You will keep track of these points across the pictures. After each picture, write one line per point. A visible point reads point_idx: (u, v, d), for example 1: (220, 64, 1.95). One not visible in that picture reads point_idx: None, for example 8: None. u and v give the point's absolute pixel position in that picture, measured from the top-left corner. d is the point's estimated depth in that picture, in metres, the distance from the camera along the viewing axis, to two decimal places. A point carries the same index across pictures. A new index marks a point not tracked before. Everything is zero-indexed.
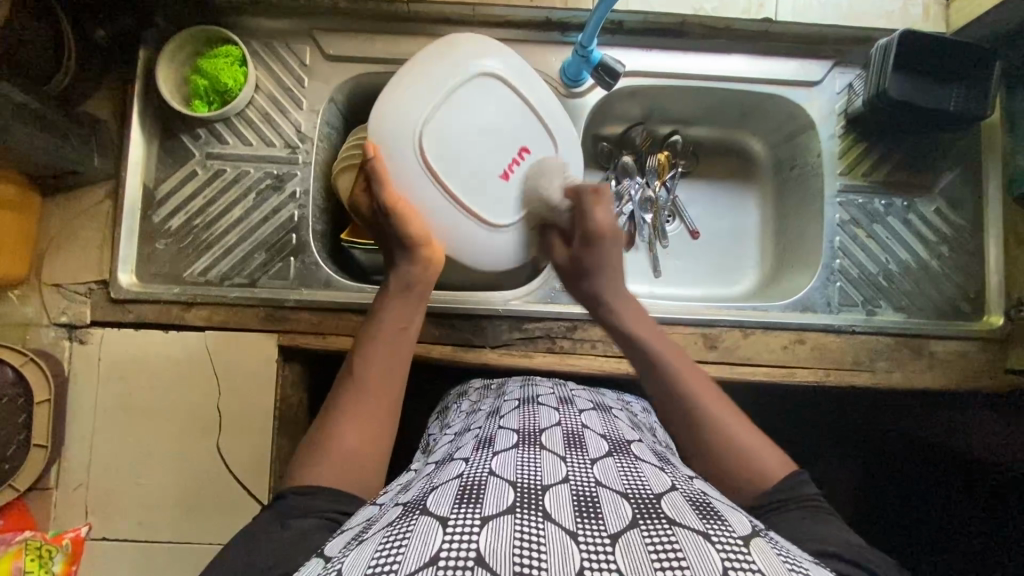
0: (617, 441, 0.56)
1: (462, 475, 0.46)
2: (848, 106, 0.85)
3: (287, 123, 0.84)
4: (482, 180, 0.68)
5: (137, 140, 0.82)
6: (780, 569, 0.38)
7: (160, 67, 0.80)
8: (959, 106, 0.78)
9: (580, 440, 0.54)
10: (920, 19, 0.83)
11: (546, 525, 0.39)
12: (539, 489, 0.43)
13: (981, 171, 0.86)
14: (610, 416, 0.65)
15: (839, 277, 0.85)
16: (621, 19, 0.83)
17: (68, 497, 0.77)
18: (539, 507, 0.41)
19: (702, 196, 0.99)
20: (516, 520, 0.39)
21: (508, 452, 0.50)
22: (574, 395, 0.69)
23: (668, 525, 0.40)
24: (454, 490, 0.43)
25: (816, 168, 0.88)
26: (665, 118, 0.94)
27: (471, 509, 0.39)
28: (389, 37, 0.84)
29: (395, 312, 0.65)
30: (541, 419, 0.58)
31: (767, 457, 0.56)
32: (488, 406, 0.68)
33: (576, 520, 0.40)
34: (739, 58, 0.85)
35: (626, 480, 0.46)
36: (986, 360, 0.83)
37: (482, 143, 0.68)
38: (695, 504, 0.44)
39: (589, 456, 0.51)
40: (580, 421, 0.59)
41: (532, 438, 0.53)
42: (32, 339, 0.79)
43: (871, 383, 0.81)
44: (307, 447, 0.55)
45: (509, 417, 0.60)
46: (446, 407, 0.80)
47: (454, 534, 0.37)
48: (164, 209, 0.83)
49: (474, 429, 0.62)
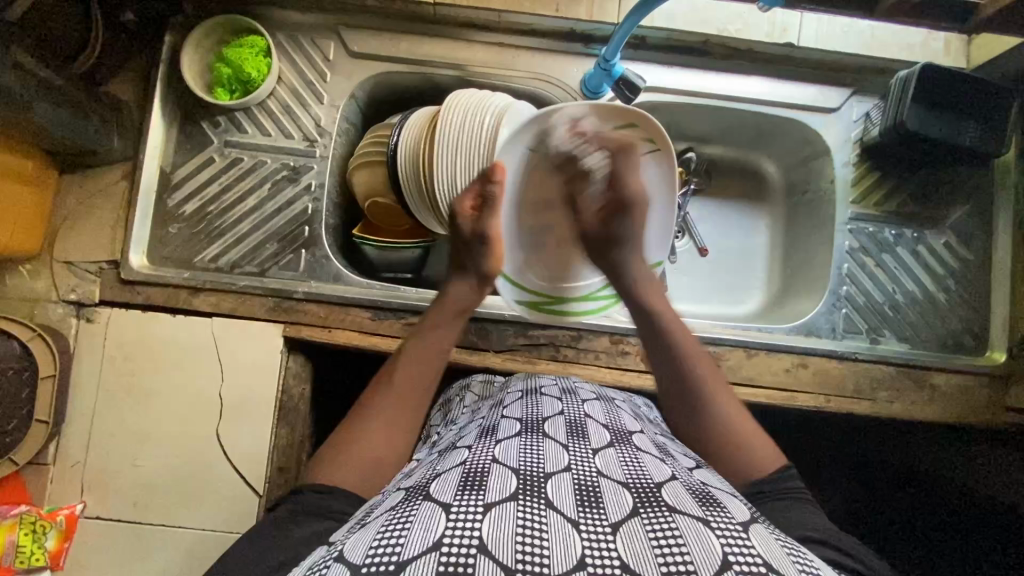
0: (619, 431, 0.56)
1: (466, 463, 0.47)
2: (864, 135, 0.86)
3: (307, 115, 0.85)
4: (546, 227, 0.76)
5: (157, 123, 0.83)
6: (781, 558, 0.38)
7: (185, 53, 0.81)
8: (975, 141, 0.79)
9: (582, 428, 0.54)
10: (941, 53, 0.84)
11: (549, 514, 0.39)
12: (541, 477, 0.43)
13: (992, 207, 0.86)
14: (613, 406, 0.65)
15: (846, 304, 0.85)
16: (645, 35, 0.83)
17: (65, 473, 0.77)
18: (541, 494, 0.41)
19: (715, 215, 0.99)
20: (519, 507, 0.39)
21: (510, 440, 0.50)
22: (577, 386, 0.69)
23: (669, 513, 0.40)
24: (457, 477, 0.44)
25: (829, 195, 0.88)
26: (680, 135, 0.94)
27: (474, 496, 0.40)
28: (414, 38, 0.85)
29: (441, 331, 0.67)
30: (543, 408, 0.59)
31: (761, 448, 0.59)
32: (491, 398, 0.68)
33: (578, 507, 0.40)
34: (759, 81, 0.85)
35: (627, 469, 0.47)
36: (987, 396, 0.83)
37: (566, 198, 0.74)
38: (695, 494, 0.44)
39: (592, 444, 0.51)
40: (583, 410, 0.60)
41: (535, 427, 0.53)
42: (39, 314, 0.79)
43: (870, 412, 0.81)
44: (335, 443, 0.57)
45: (511, 407, 0.61)
46: (448, 400, 0.79)
47: (458, 522, 0.37)
48: (179, 193, 0.84)
49: (477, 418, 0.62)
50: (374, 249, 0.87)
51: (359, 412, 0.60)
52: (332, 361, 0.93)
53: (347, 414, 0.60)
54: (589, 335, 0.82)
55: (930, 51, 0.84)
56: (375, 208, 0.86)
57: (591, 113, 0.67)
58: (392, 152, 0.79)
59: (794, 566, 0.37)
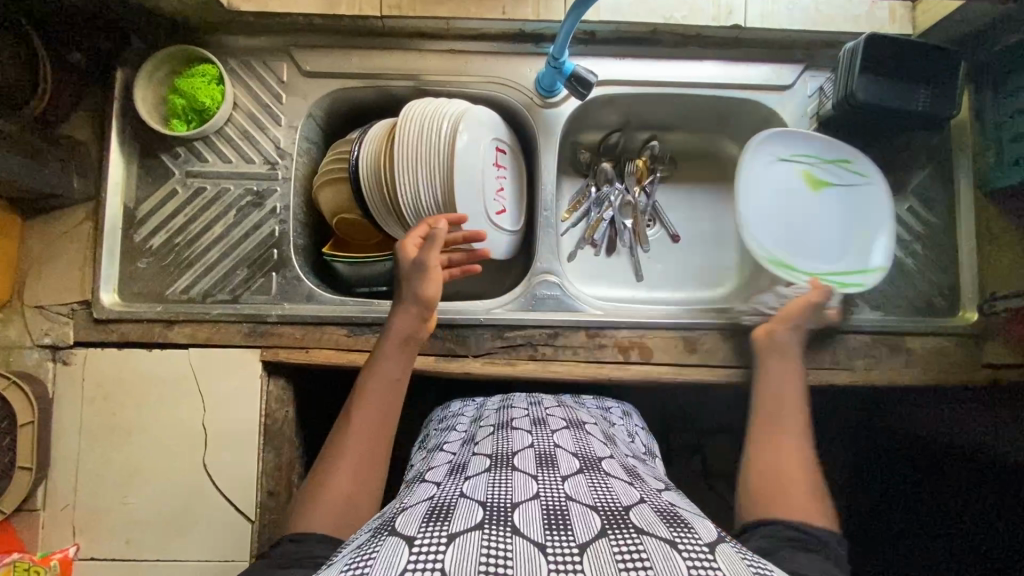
0: (588, 458, 0.56)
1: (433, 499, 0.47)
2: (820, 109, 0.87)
3: (266, 139, 0.85)
4: (853, 254, 0.86)
5: (116, 161, 0.83)
6: (743, 572, 0.39)
7: (137, 87, 0.80)
8: (927, 104, 0.80)
9: (552, 458, 0.54)
10: (886, 22, 0.85)
11: (514, 540, 0.40)
12: (508, 506, 0.44)
13: (953, 168, 0.87)
14: (583, 432, 0.64)
15: (816, 277, 0.86)
16: (593, 30, 0.84)
17: (55, 517, 0.77)
18: (508, 523, 0.42)
19: (819, 216, 0.88)
20: (484, 535, 0.40)
21: (479, 477, 0.51)
22: (547, 414, 0.69)
23: (637, 534, 0.41)
24: (423, 511, 0.44)
25: (791, 170, 0.89)
26: (641, 125, 0.96)
27: (439, 527, 0.40)
28: (365, 53, 0.85)
29: (392, 362, 0.68)
30: (514, 442, 0.59)
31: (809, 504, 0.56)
32: (466, 433, 0.69)
33: (545, 532, 0.41)
34: (712, 63, 0.86)
35: (596, 493, 0.47)
36: (963, 356, 0.84)
37: (840, 219, 0.87)
38: (664, 515, 0.45)
39: (561, 472, 0.51)
40: (553, 440, 0.60)
41: (505, 462, 0.54)
42: (15, 361, 0.79)
43: (849, 382, 0.82)
44: (303, 497, 0.58)
45: (482, 444, 0.61)
46: (427, 435, 0.80)
47: (421, 554, 0.38)
48: (146, 228, 0.84)
49: (450, 456, 0.63)
50: (345, 265, 0.87)
51: (324, 459, 0.61)
52: (316, 380, 0.94)
53: (316, 460, 0.61)
54: (566, 331, 0.83)
55: (875, 21, 0.85)
56: (343, 224, 0.86)
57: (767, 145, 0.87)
58: (354, 167, 0.81)
59: None
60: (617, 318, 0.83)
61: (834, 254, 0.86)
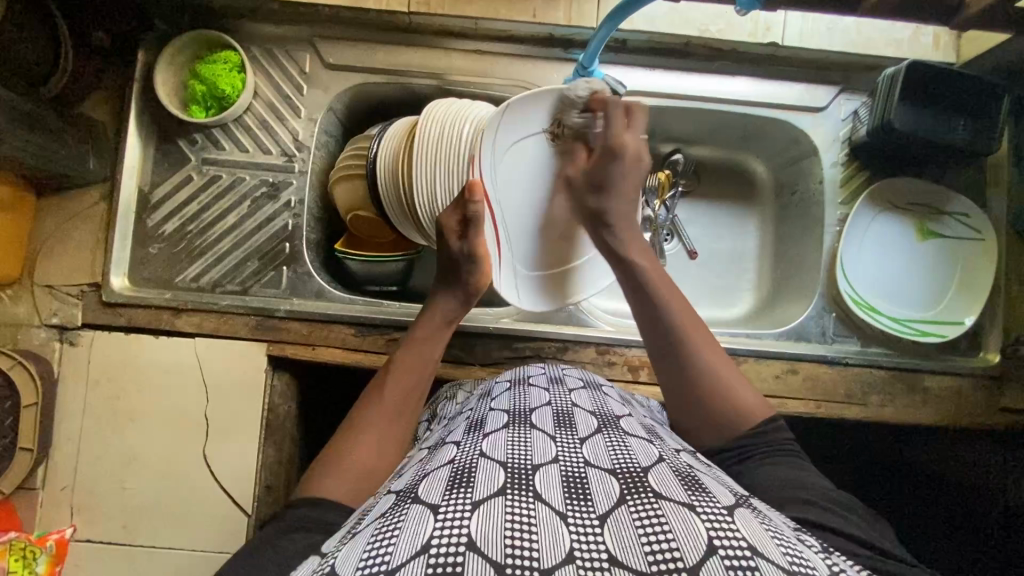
0: (606, 417, 0.55)
1: (453, 461, 0.46)
2: (852, 134, 0.84)
3: (284, 130, 0.84)
4: (926, 293, 0.85)
5: (133, 142, 0.82)
6: (765, 539, 0.37)
7: (157, 70, 0.79)
8: (965, 136, 0.77)
9: (570, 418, 0.53)
10: (930, 47, 0.82)
11: (537, 506, 0.38)
12: (528, 469, 0.43)
13: (986, 204, 0.84)
14: (600, 393, 0.63)
15: (834, 307, 0.84)
16: (625, 38, 0.82)
17: (55, 498, 0.77)
18: (530, 489, 0.40)
19: (916, 264, 0.85)
20: (507, 502, 0.38)
21: (498, 434, 0.49)
22: (564, 372, 0.67)
23: (654, 498, 0.39)
24: (444, 475, 0.43)
25: (817, 196, 0.87)
26: (666, 137, 0.93)
27: (463, 494, 0.39)
28: (390, 48, 0.83)
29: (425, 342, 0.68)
30: (531, 399, 0.58)
31: (748, 401, 0.58)
32: (480, 389, 0.68)
33: (566, 500, 0.40)
34: (743, 80, 0.84)
35: (614, 456, 0.46)
36: (982, 398, 0.81)
37: (902, 260, 0.86)
38: (682, 477, 0.44)
39: (579, 434, 0.49)
40: (570, 399, 0.58)
41: (522, 418, 0.53)
42: (22, 340, 0.79)
43: (862, 417, 0.80)
44: (325, 456, 0.56)
45: (499, 398, 0.60)
46: (438, 396, 0.76)
47: (446, 521, 0.36)
48: (159, 213, 0.83)
49: (466, 412, 0.61)
50: (357, 263, 0.86)
51: (353, 423, 0.59)
52: (320, 376, 0.93)
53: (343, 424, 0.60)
54: (575, 346, 0.81)
55: (918, 46, 0.82)
56: (357, 222, 0.85)
57: (828, 198, 0.85)
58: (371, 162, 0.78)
59: (779, 548, 0.36)
60: (629, 336, 0.81)
61: (897, 303, 0.84)
